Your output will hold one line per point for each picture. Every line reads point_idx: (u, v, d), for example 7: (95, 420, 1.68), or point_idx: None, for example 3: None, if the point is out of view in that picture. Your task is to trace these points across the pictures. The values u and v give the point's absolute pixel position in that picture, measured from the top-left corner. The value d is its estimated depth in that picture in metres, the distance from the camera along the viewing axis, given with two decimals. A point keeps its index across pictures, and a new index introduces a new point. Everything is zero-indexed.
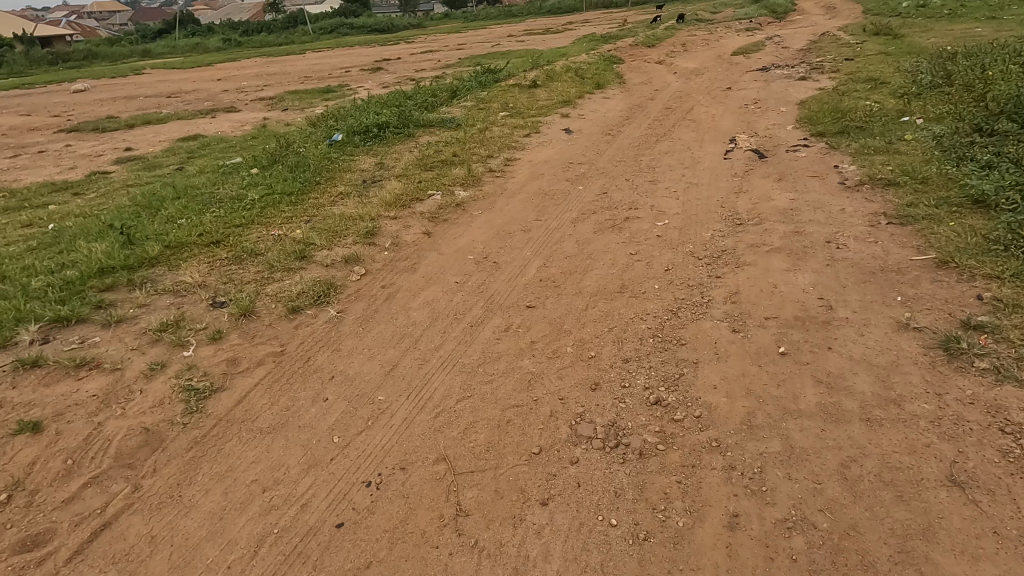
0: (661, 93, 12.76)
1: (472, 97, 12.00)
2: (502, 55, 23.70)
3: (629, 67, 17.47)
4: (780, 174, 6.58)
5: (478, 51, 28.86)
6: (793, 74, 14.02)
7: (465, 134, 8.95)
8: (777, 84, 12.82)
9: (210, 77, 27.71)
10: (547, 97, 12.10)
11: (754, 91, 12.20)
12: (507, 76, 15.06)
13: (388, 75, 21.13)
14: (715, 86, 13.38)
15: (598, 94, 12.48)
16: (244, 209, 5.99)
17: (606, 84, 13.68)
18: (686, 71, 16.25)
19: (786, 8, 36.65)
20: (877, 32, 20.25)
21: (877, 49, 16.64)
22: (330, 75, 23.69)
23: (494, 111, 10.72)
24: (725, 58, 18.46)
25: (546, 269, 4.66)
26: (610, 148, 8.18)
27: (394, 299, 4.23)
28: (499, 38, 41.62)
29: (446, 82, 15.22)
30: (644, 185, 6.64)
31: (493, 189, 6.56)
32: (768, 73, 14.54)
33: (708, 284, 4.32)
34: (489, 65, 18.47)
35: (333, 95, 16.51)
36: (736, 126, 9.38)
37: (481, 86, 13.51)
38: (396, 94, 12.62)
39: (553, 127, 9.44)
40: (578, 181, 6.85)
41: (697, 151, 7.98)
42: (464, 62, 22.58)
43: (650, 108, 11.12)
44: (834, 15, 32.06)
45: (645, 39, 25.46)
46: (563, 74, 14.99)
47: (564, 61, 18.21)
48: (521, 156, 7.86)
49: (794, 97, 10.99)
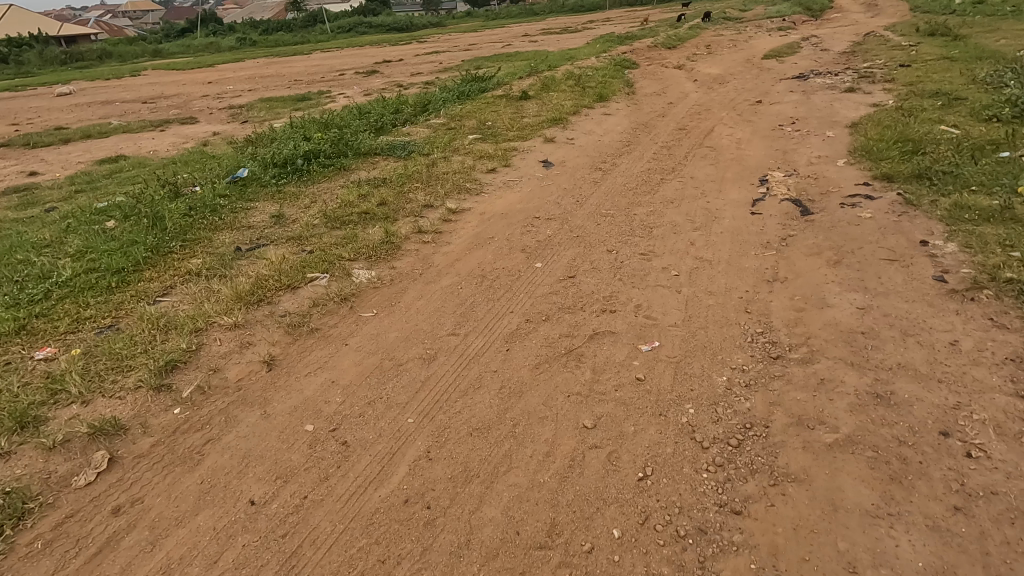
0: (675, 108, 10.59)
1: (445, 114, 9.97)
2: (506, 58, 21.57)
3: (642, 73, 15.30)
4: (833, 250, 4.45)
5: (484, 53, 26.86)
6: (837, 85, 11.68)
7: (413, 169, 6.92)
8: (819, 98, 10.53)
9: (199, 81, 26.12)
10: (535, 114, 10.03)
11: (789, 107, 9.95)
12: (498, 84, 13.02)
13: (379, 81, 19.31)
14: (741, 99, 11.15)
15: (598, 110, 10.34)
16: (31, 300, 4.06)
17: (611, 96, 11.54)
18: (708, 79, 13.96)
19: (823, 6, 33.73)
20: (932, 31, 17.70)
21: (937, 52, 14.22)
22: (319, 80, 21.86)
23: (464, 134, 8.68)
24: (754, 63, 16.11)
25: (428, 466, 2.65)
26: (596, 193, 6.12)
27: (116, 555, 2.26)
28: (513, 38, 39.70)
29: (429, 92, 13.28)
30: (630, 264, 4.56)
31: (411, 267, 4.54)
32: (806, 83, 12.24)
33: (713, 541, 2.24)
34: (484, 71, 16.50)
35: (306, 105, 14.72)
36: (767, 159, 7.22)
37: (461, 99, 11.47)
38: (359, 108, 10.72)
39: (529, 158, 7.37)
40: (537, 252, 4.79)
41: (713, 201, 5.87)
42: (464, 66, 20.61)
43: (660, 129, 8.97)
44: (878, 13, 29.17)
45: (665, 40, 23.08)
46: (562, 83, 12.86)
47: (568, 65, 16.08)
48: (472, 205, 5.82)
49: (842, 117, 8.74)
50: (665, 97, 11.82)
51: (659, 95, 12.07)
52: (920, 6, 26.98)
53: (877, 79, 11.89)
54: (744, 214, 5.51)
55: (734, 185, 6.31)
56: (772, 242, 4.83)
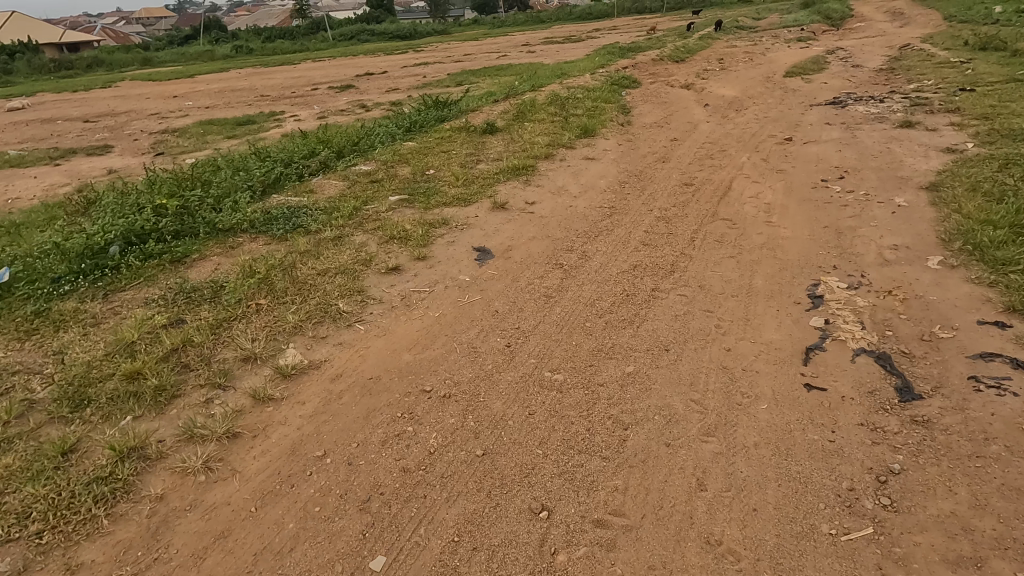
0: (679, 148, 8.23)
1: (377, 156, 7.63)
2: (493, 74, 19.25)
3: (642, 94, 12.99)
4: (1007, 560, 2.15)
5: (474, 65, 24.72)
6: (886, 116, 9.24)
7: (279, 265, 4.59)
8: (867, 136, 8.12)
9: (165, 95, 24.01)
10: (496, 158, 7.68)
11: (830, 151, 7.55)
12: (464, 110, 10.76)
13: (347, 98, 17.14)
14: (765, 136, 8.76)
15: (580, 151, 7.97)
16: None
17: (600, 130, 9.18)
18: (722, 104, 11.54)
19: (845, 14, 31.20)
20: (982, 46, 15.31)
21: (999, 71, 11.82)
22: (287, 96, 19.75)
23: (389, 193, 6.35)
24: (775, 83, 13.70)
25: None
26: (544, 324, 3.77)
27: None
28: (511, 47, 37.65)
29: (383, 121, 11.06)
30: (571, 564, 2.21)
31: (114, 564, 2.20)
32: (845, 112, 9.81)
33: None
34: (460, 91, 14.29)
35: (245, 131, 12.53)
36: (813, 248, 4.84)
37: (411, 134, 9.14)
38: (276, 145, 8.45)
39: (464, 240, 5.04)
40: (396, 504, 2.45)
41: (736, 350, 3.50)
42: (445, 83, 18.45)
43: (657, 184, 6.61)
44: (907, 23, 26.73)
45: (672, 53, 20.69)
46: (541, 110, 10.52)
47: (558, 84, 13.80)
48: (333, 353, 3.48)
49: (909, 172, 6.35)
50: (666, 130, 9.43)
51: (660, 127, 9.69)
52: (955, 16, 24.44)
53: (937, 110, 9.45)
54: (793, 389, 3.13)
55: (767, 309, 3.96)
56: (859, 492, 2.47)
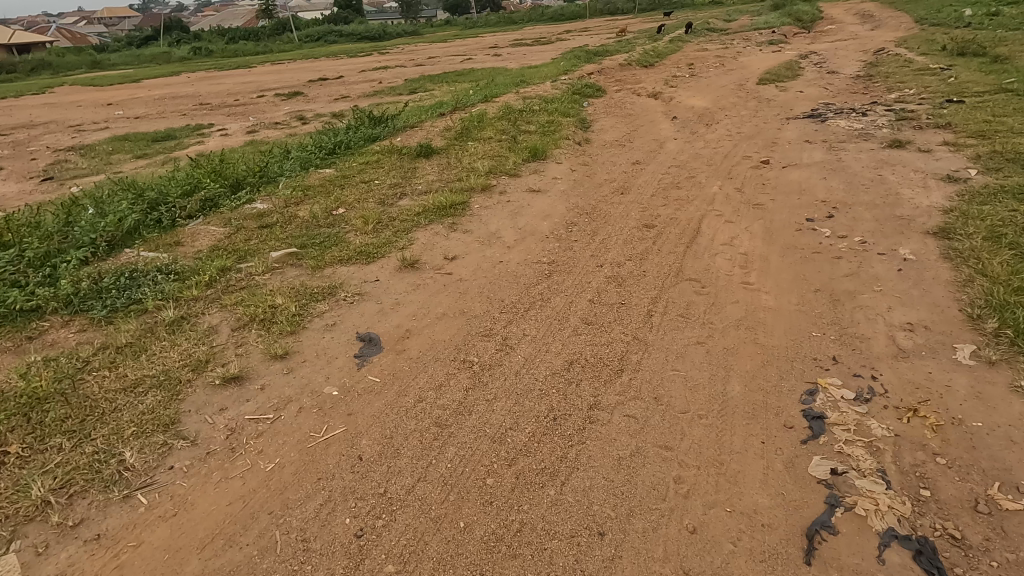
0: (641, 174, 7.12)
1: (280, 190, 6.33)
2: (451, 81, 17.99)
3: (605, 105, 11.91)
4: None
5: (435, 70, 23.48)
6: (872, 134, 8.27)
7: (74, 372, 3.29)
8: (854, 158, 7.10)
9: (98, 103, 22.14)
10: (425, 190, 6.45)
11: (813, 180, 6.50)
12: (403, 125, 9.50)
13: (289, 108, 15.71)
14: (738, 157, 7.72)
15: (526, 180, 6.80)
16: None
17: (553, 151, 8.02)
18: (691, 117, 10.48)
19: (816, 17, 30.79)
20: (960, 50, 14.63)
21: (984, 79, 11.03)
22: (228, 105, 18.23)
23: (278, 244, 5.07)
24: (747, 92, 12.74)
25: None
26: (426, 483, 2.55)
27: None
28: (478, 50, 36.45)
29: (312, 139, 9.76)
30: None
31: None
32: (825, 128, 8.84)
33: None
34: (409, 103, 13.05)
35: (159, 149, 11.07)
36: (804, 327, 3.72)
37: (334, 158, 7.85)
38: (165, 172, 7.09)
39: (351, 321, 3.80)
40: None
41: (704, 533, 2.33)
42: (399, 90, 17.18)
43: (612, 226, 5.45)
44: (878, 26, 26.33)
45: (640, 57, 19.69)
46: (490, 126, 9.30)
47: (515, 93, 12.64)
48: (79, 563, 2.22)
49: (909, 210, 5.32)
50: (629, 150, 8.32)
51: (620, 146, 8.58)
52: (927, 20, 23.99)
53: (927, 125, 8.51)
54: None
55: (747, 441, 2.81)
56: None
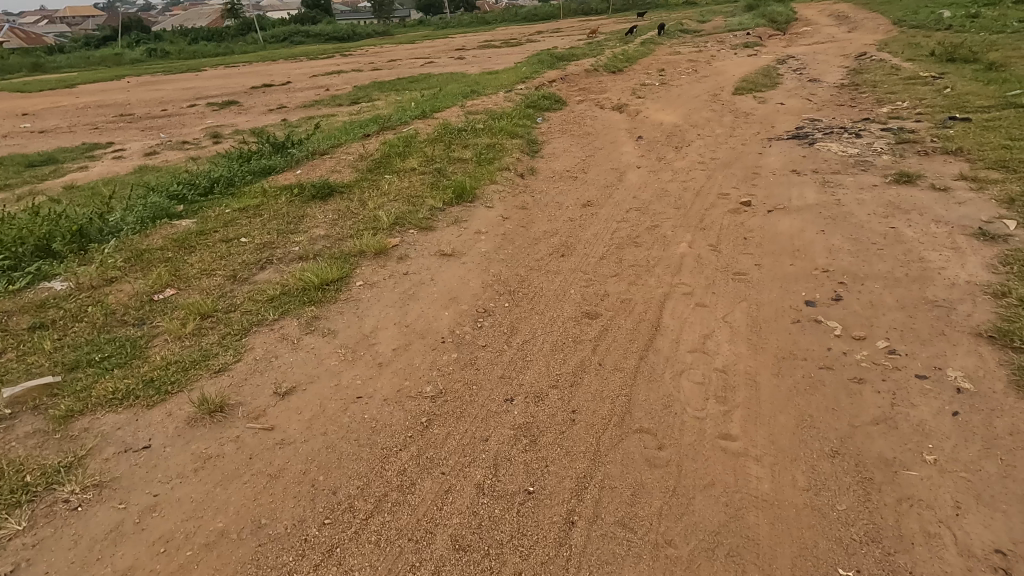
0: (591, 223, 5.61)
1: (99, 259, 4.66)
2: (399, 91, 16.29)
3: (562, 122, 10.44)
4: None
5: (390, 76, 21.81)
6: (871, 164, 6.90)
7: None
8: (856, 199, 5.70)
9: (10, 113, 19.88)
10: (302, 253, 4.85)
11: (808, 233, 5.07)
12: (312, 150, 7.86)
13: (212, 122, 13.89)
14: (712, 195, 6.27)
15: (442, 234, 5.23)
16: None
17: (487, 188, 6.48)
18: (659, 137, 9.04)
19: (790, 17, 29.86)
20: (949, 55, 13.52)
21: (984, 92, 9.83)
22: (151, 117, 16.33)
23: (41, 363, 3.43)
24: (722, 104, 11.34)
25: None
26: None
27: None
28: (443, 52, 34.83)
29: (203, 167, 8.06)
30: None
31: None
32: (814, 154, 7.46)
33: None
34: (341, 120, 11.43)
35: (28, 177, 9.23)
36: (821, 555, 2.24)
37: (206, 201, 6.18)
38: None
39: (51, 560, 2.21)
40: None
41: None
42: (342, 101, 15.52)
43: (539, 319, 3.92)
44: (854, 28, 25.42)
45: (606, 64, 18.21)
46: (416, 154, 7.69)
47: (461, 107, 11.10)
48: None
49: (943, 292, 3.89)
50: (581, 185, 6.81)
51: (572, 178, 7.07)
52: (905, 22, 23.04)
53: (933, 150, 7.18)
54: None
55: None
56: None
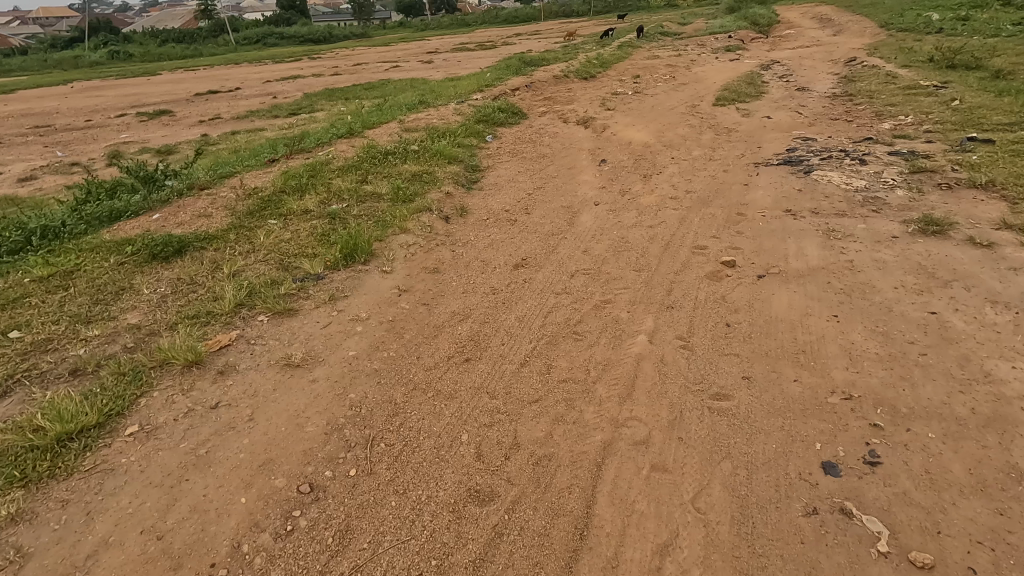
0: (520, 298, 4.11)
1: None
2: (347, 100, 14.67)
3: (516, 140, 8.99)
4: None
5: (348, 82, 20.25)
6: (883, 202, 5.52)
7: None
8: (872, 260, 4.28)
9: None
10: (77, 362, 3.28)
11: (814, 319, 3.63)
12: (191, 182, 6.29)
13: (127, 137, 12.21)
14: (684, 250, 4.82)
15: (303, 322, 3.71)
16: None
17: (394, 241, 4.98)
18: (625, 160, 7.62)
19: (773, 19, 28.79)
20: (950, 60, 12.29)
21: (1000, 105, 8.55)
22: (69, 130, 14.58)
23: None
24: (701, 118, 9.95)
25: None
26: None
27: None
28: (413, 56, 33.30)
29: (55, 203, 6.43)
30: None
31: None
32: (811, 187, 6.06)
33: None
34: (264, 138, 9.89)
35: None
36: None
37: (7, 263, 4.58)
38: None
39: None
40: None
41: None
42: (283, 111, 13.95)
43: (397, 506, 2.42)
44: (839, 31, 24.36)
45: (578, 70, 16.78)
46: (319, 189, 6.16)
47: (401, 122, 9.59)
48: None
49: None
50: (519, 233, 5.32)
51: (511, 221, 5.59)
52: (892, 24, 21.97)
53: (958, 182, 5.81)
54: None
55: None
56: None
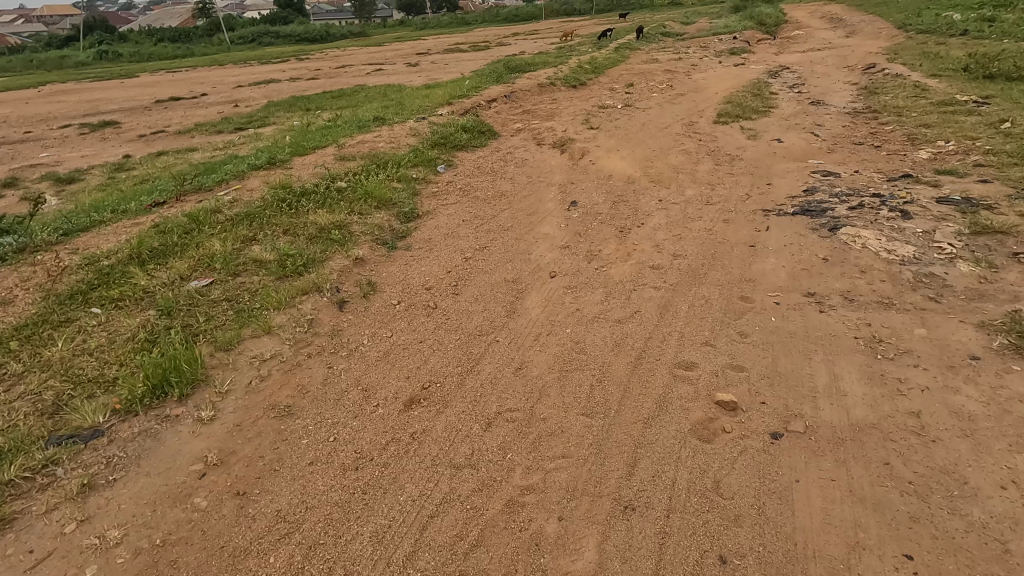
0: (394, 482, 2.60)
1: None
2: (305, 113, 13.16)
3: (474, 170, 7.50)
4: None
5: (321, 87, 18.80)
6: (941, 285, 4.01)
7: None
8: (950, 414, 2.75)
9: None
10: None
11: (868, 569, 2.14)
12: (23, 242, 4.81)
13: (45, 156, 10.74)
14: (661, 373, 3.29)
15: (1, 559, 2.21)
16: None
17: (244, 352, 3.46)
18: (600, 202, 6.11)
19: (780, 19, 27.21)
20: (985, 70, 10.75)
21: None
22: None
23: None
24: (698, 141, 8.42)
25: None
26: None
27: None
28: (401, 57, 31.85)
29: None
30: None
31: None
32: (840, 255, 4.52)
33: None
34: (184, 165, 8.46)
35: None
36: None
37: None
38: None
39: None
40: None
41: None
42: (232, 124, 12.49)
43: None
44: (852, 33, 22.77)
45: (566, 76, 15.22)
46: (185, 255, 4.65)
47: (342, 146, 8.11)
48: None
49: None
50: (435, 330, 3.81)
51: (429, 308, 4.08)
52: (910, 26, 20.36)
53: None
54: None
55: None
56: None
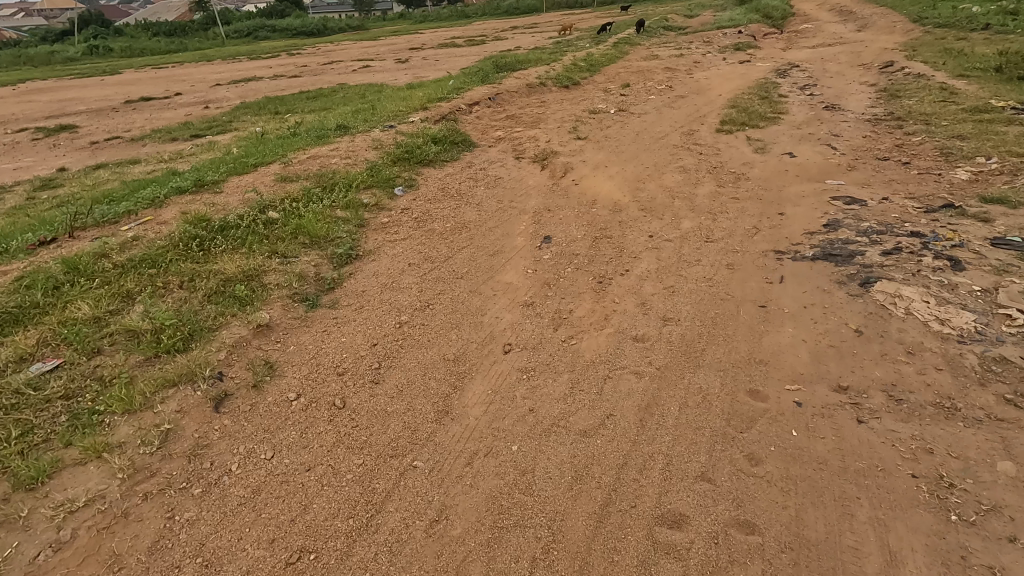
0: None
1: None
2: (271, 117, 12.11)
3: (438, 191, 6.49)
4: None
5: (301, 87, 17.76)
6: (1018, 377, 2.99)
7: None
8: None
9: None
10: None
11: None
12: None
13: None
14: (633, 538, 2.32)
15: None
16: None
17: (53, 495, 2.49)
18: (577, 238, 5.10)
19: (787, 12, 26.02)
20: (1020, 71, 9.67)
21: None
22: None
23: None
24: (698, 156, 7.37)
25: None
26: None
27: None
28: (393, 52, 30.74)
29: None
30: None
31: None
32: (878, 325, 3.50)
33: None
34: (115, 184, 7.46)
35: None
36: None
37: None
38: None
39: None
40: None
41: None
42: (191, 130, 11.48)
43: None
44: (863, 27, 21.60)
45: (557, 75, 14.12)
46: (41, 322, 3.67)
47: (290, 161, 7.10)
48: None
49: None
50: (334, 446, 2.82)
51: (334, 405, 3.08)
52: (927, 19, 19.14)
53: None
54: None
55: None
56: None
